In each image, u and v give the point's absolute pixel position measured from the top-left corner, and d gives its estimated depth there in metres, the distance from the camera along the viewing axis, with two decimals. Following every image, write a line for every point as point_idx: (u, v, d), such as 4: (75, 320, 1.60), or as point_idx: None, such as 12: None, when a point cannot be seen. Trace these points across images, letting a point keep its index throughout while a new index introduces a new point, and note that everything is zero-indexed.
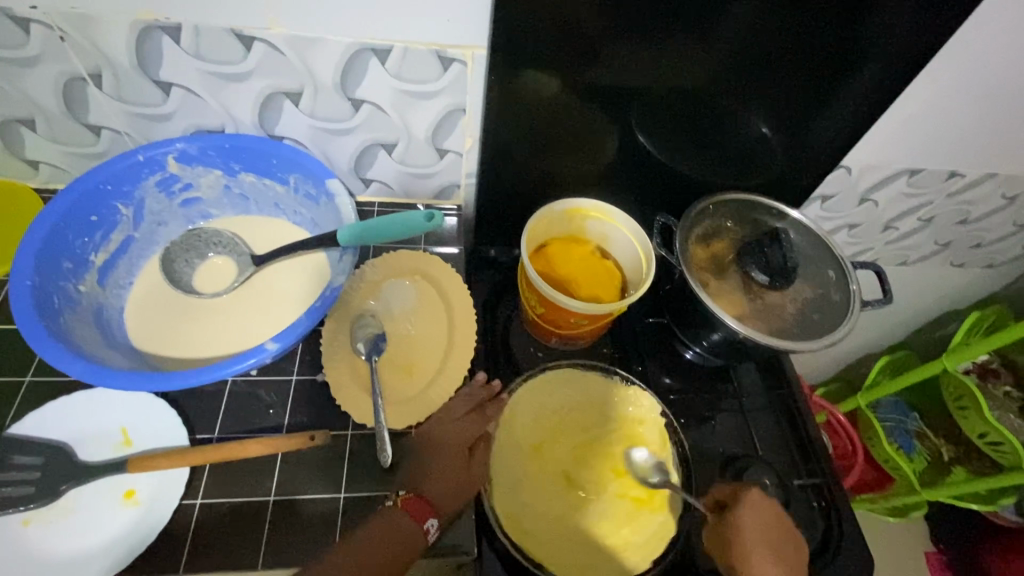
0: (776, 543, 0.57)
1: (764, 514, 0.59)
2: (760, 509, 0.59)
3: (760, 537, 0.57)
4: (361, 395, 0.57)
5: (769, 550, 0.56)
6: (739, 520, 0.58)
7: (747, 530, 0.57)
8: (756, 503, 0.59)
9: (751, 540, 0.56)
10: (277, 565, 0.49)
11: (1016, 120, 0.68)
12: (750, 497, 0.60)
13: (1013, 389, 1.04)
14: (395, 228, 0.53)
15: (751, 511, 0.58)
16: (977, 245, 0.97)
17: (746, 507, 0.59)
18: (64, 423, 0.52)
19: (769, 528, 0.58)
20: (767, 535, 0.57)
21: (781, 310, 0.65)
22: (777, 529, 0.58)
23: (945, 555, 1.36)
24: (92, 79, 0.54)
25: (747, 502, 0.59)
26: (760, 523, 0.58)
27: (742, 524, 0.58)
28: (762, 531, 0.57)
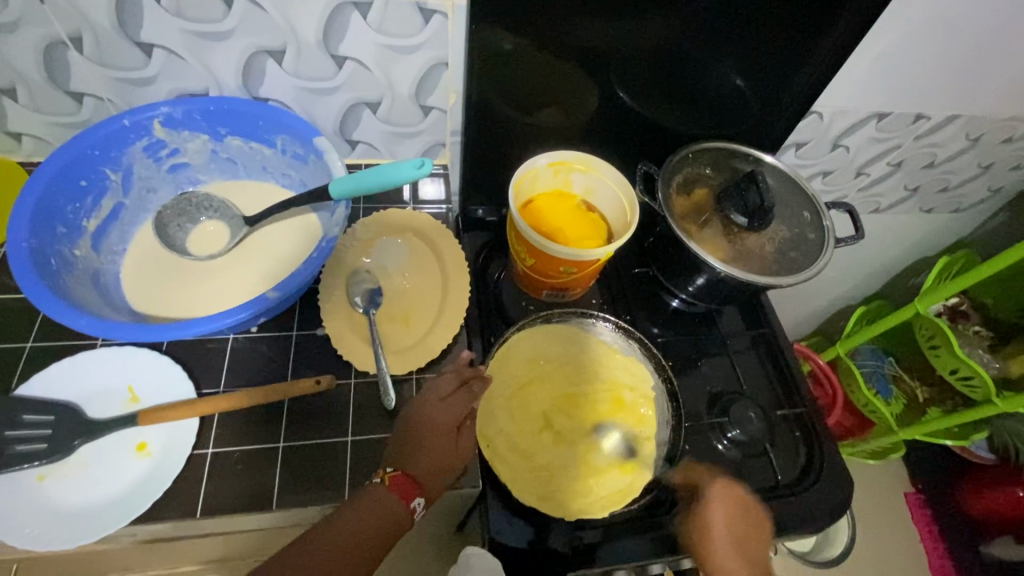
0: (743, 537, 0.58)
1: (730, 505, 0.59)
2: (726, 502, 0.59)
3: (728, 535, 0.57)
4: (361, 346, 0.58)
5: (735, 546, 0.57)
6: (707, 516, 0.58)
7: (715, 528, 0.57)
8: (721, 498, 0.59)
9: (719, 539, 0.57)
10: (291, 504, 0.51)
11: (979, 60, 0.71)
12: (716, 491, 0.60)
13: (982, 329, 1.09)
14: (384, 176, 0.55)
15: (719, 502, 0.59)
16: (944, 189, 1.01)
17: (714, 501, 0.59)
18: (71, 383, 0.53)
19: (735, 518, 0.59)
20: (735, 529, 0.58)
21: (760, 250, 0.68)
22: (742, 520, 0.59)
23: (923, 494, 1.41)
24: (73, 43, 0.54)
25: (714, 498, 0.59)
26: (728, 517, 0.58)
27: (711, 519, 0.58)
28: (731, 527, 0.58)
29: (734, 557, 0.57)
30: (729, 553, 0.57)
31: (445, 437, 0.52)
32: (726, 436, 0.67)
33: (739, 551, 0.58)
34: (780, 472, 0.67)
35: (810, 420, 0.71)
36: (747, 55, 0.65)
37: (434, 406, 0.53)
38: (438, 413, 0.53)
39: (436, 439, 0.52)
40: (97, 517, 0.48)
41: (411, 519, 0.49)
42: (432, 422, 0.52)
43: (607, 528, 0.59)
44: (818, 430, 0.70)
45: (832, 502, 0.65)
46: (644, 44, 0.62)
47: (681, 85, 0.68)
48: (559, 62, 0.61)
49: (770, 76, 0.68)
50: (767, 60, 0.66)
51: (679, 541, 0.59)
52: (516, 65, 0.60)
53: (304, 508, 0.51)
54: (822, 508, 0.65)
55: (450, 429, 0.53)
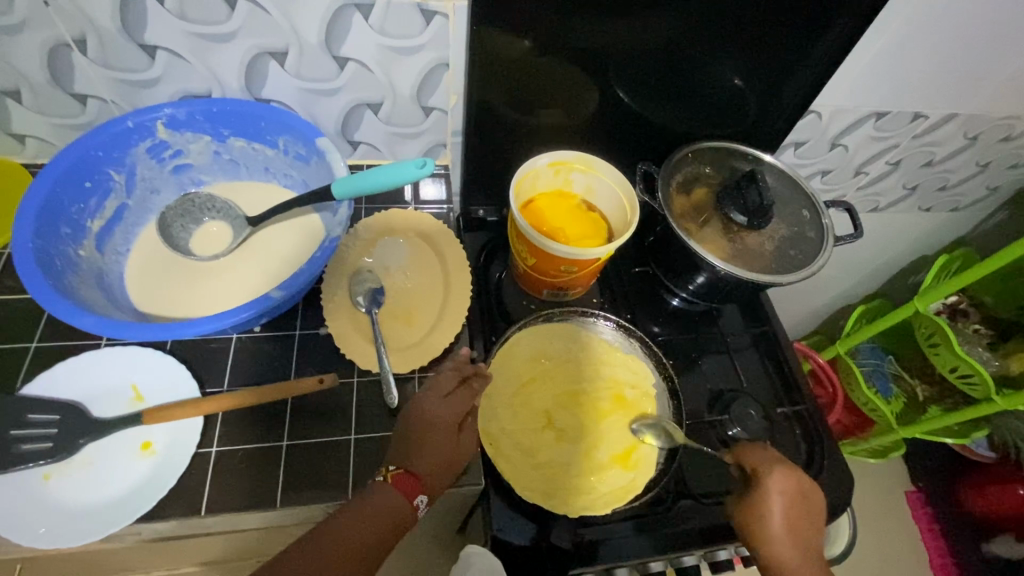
0: (799, 525, 0.56)
1: (789, 493, 0.56)
2: (784, 491, 0.56)
3: (783, 524, 0.55)
4: (363, 345, 0.59)
5: (791, 533, 0.55)
6: (765, 504, 0.56)
7: (769, 516, 0.55)
8: (782, 487, 0.56)
9: (773, 527, 0.55)
10: (295, 502, 0.51)
11: (975, 60, 0.71)
12: (775, 480, 0.56)
13: (981, 327, 1.10)
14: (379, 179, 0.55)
15: (775, 495, 0.56)
16: (942, 187, 1.01)
17: (771, 491, 0.56)
18: (75, 383, 0.53)
19: (794, 505, 0.56)
20: (790, 517, 0.56)
21: (760, 249, 0.68)
22: (799, 508, 0.57)
23: (924, 493, 1.41)
24: (77, 45, 0.55)
25: (772, 487, 0.56)
26: (785, 506, 0.56)
27: (766, 508, 0.56)
28: (786, 515, 0.56)
29: (790, 545, 0.55)
30: (786, 542, 0.55)
31: (447, 434, 0.53)
32: (727, 433, 0.68)
33: (796, 538, 0.56)
34: None
35: (810, 417, 0.71)
36: (746, 55, 0.65)
37: (436, 404, 0.53)
38: (439, 412, 0.53)
39: (438, 437, 0.52)
40: (103, 516, 0.48)
41: (415, 516, 0.49)
42: (434, 420, 0.53)
43: (609, 526, 0.59)
44: (818, 426, 0.70)
45: (830, 498, 0.66)
46: (643, 45, 0.62)
47: (680, 85, 0.68)
48: (560, 63, 0.61)
49: (768, 76, 0.68)
50: (765, 60, 0.66)
51: (678, 539, 0.60)
52: (516, 66, 0.60)
53: (308, 506, 0.52)
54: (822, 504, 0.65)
55: (452, 427, 0.53)
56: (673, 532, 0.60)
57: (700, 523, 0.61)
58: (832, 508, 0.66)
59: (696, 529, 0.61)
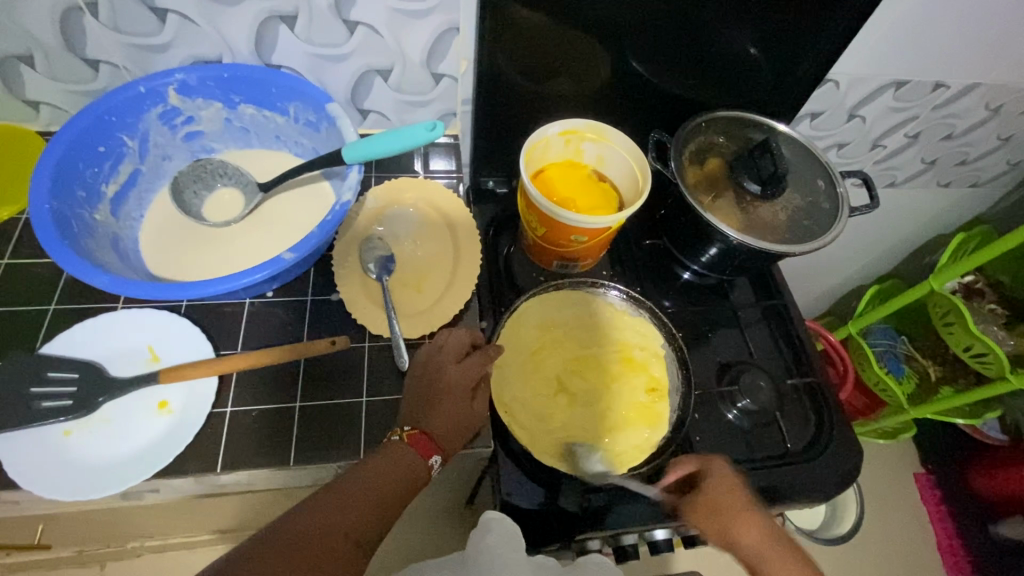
0: (756, 509, 0.57)
1: (730, 480, 0.58)
2: (727, 478, 0.58)
3: (741, 510, 0.56)
4: (375, 311, 0.59)
5: (754, 519, 0.56)
6: (714, 496, 0.57)
7: (727, 502, 0.56)
8: (723, 475, 0.58)
9: (732, 513, 0.56)
10: (308, 460, 0.52)
11: (1000, 26, 0.69)
12: (717, 470, 0.58)
13: (998, 306, 1.07)
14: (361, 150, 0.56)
15: (722, 483, 0.57)
16: (962, 162, 0.99)
17: (717, 481, 0.57)
18: (94, 344, 0.55)
19: (742, 495, 0.57)
20: (747, 504, 0.57)
21: (773, 219, 0.67)
22: (748, 493, 0.58)
23: (933, 475, 1.41)
24: (88, 9, 0.55)
25: (715, 478, 0.57)
26: (734, 492, 0.57)
27: (717, 498, 0.57)
28: (740, 504, 0.56)
29: (754, 529, 0.56)
30: (749, 526, 0.56)
31: (462, 399, 0.53)
32: (736, 405, 0.67)
33: (759, 524, 0.56)
34: (790, 440, 0.68)
35: (820, 390, 0.71)
36: (762, 20, 0.64)
37: (452, 368, 0.53)
38: (455, 376, 0.53)
39: (453, 401, 0.52)
40: (123, 470, 0.50)
41: (430, 474, 0.50)
42: (448, 383, 0.53)
43: (617, 492, 0.59)
44: (828, 398, 0.70)
45: (838, 472, 0.66)
46: (657, 11, 0.61)
47: (695, 51, 0.67)
48: (570, 29, 0.60)
49: (784, 44, 0.67)
50: (783, 26, 0.65)
51: (686, 506, 0.60)
52: (527, 31, 0.59)
53: (320, 465, 0.52)
54: (832, 475, 0.65)
55: (467, 392, 0.53)
56: (680, 501, 0.60)
57: None
58: (843, 481, 0.65)
59: None
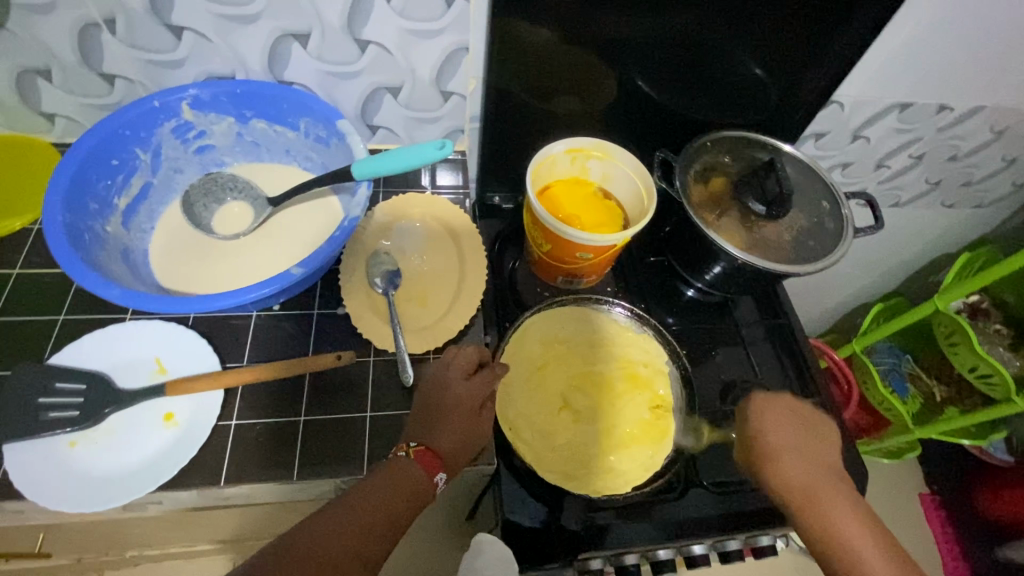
0: (805, 445, 0.59)
1: (777, 412, 0.61)
2: (778, 412, 0.61)
3: (785, 438, 0.59)
4: (381, 325, 0.60)
5: (799, 450, 0.58)
6: (760, 424, 0.60)
7: (768, 430, 0.59)
8: (771, 405, 0.61)
9: (777, 441, 0.58)
10: (311, 475, 0.52)
11: (1003, 52, 0.70)
12: (764, 401, 0.62)
13: (1003, 327, 1.07)
14: (367, 168, 0.56)
15: (771, 412, 0.61)
16: (966, 183, 0.99)
17: (763, 410, 0.61)
18: (103, 355, 0.55)
19: (789, 427, 0.60)
20: (792, 436, 0.59)
21: (778, 239, 0.67)
22: (800, 428, 0.60)
23: (938, 495, 1.40)
24: (106, 25, 0.56)
25: (761, 408, 0.61)
26: (780, 423, 0.60)
27: (765, 425, 0.60)
28: (784, 432, 0.59)
29: (795, 459, 0.57)
30: (791, 455, 0.57)
31: (469, 417, 0.53)
32: None
33: (804, 457, 0.58)
34: None
35: (824, 410, 0.71)
36: (767, 43, 0.65)
37: (458, 386, 0.54)
38: (462, 393, 0.53)
39: (460, 418, 0.52)
40: (128, 482, 0.50)
41: (435, 491, 0.50)
42: (454, 402, 0.53)
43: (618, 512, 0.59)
44: (831, 419, 0.70)
45: None
46: (663, 33, 0.62)
47: (700, 72, 0.68)
48: (577, 49, 0.61)
49: (789, 66, 0.68)
50: (788, 48, 0.65)
51: (686, 526, 0.60)
52: (535, 51, 0.60)
53: (322, 481, 0.52)
54: None
55: (473, 410, 0.53)
56: (679, 519, 0.61)
57: (703, 513, 0.62)
58: None
59: (705, 516, 0.61)
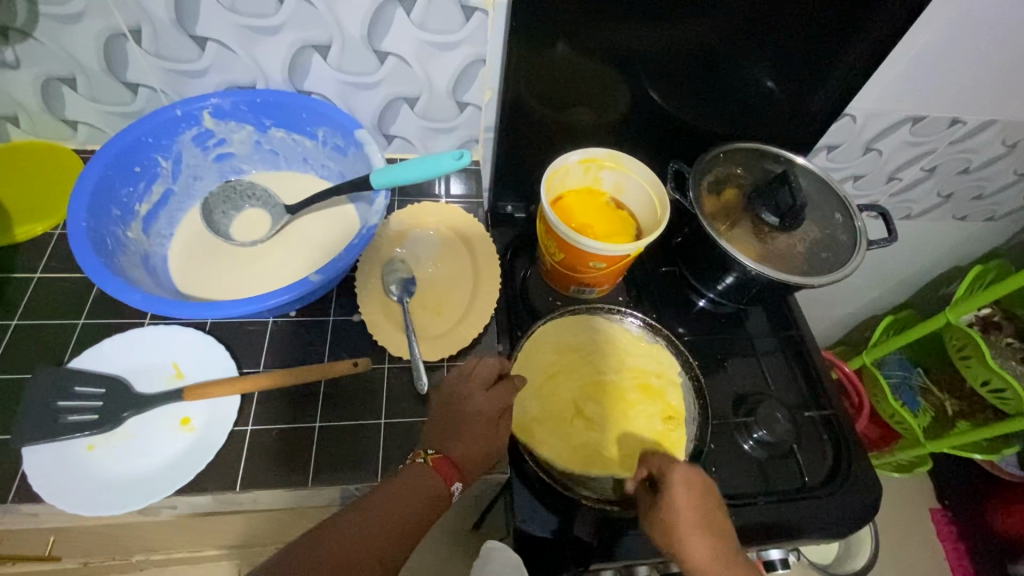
0: (711, 524, 0.53)
1: (693, 490, 0.54)
2: (689, 488, 0.54)
3: (696, 521, 0.52)
4: (395, 333, 0.60)
5: (705, 533, 0.52)
6: (671, 503, 0.53)
7: (680, 513, 0.52)
8: (682, 483, 0.54)
9: (683, 524, 0.52)
10: (326, 481, 0.53)
11: (1016, 66, 0.70)
12: (677, 478, 0.54)
13: (1015, 341, 1.06)
14: (397, 174, 0.57)
15: (680, 491, 0.53)
16: (978, 196, 0.99)
17: (676, 489, 0.53)
18: (121, 359, 0.56)
19: (700, 505, 0.53)
20: (703, 516, 0.53)
21: (791, 250, 0.68)
22: (706, 504, 0.54)
23: (949, 511, 1.38)
24: (132, 35, 0.57)
25: (674, 485, 0.54)
26: (694, 504, 0.53)
27: (673, 507, 0.53)
28: (695, 515, 0.53)
29: (704, 544, 0.52)
30: (700, 541, 0.52)
31: (486, 427, 0.53)
32: (752, 436, 0.67)
33: (712, 539, 0.52)
34: (807, 473, 0.67)
35: (837, 422, 0.71)
36: (781, 57, 0.65)
37: (477, 397, 0.54)
38: (480, 405, 0.53)
39: (476, 427, 0.53)
40: (144, 486, 0.50)
41: (451, 500, 0.50)
42: (473, 412, 0.53)
43: (630, 522, 0.59)
44: (844, 431, 0.70)
45: (857, 506, 0.64)
46: (678, 45, 0.62)
47: (714, 85, 0.68)
48: (592, 60, 0.62)
49: (802, 79, 0.68)
50: (801, 61, 0.66)
51: None
52: (551, 63, 0.61)
53: (337, 487, 0.53)
54: (849, 512, 0.64)
55: (490, 421, 0.54)
56: None
57: None
58: (860, 518, 0.64)
59: None
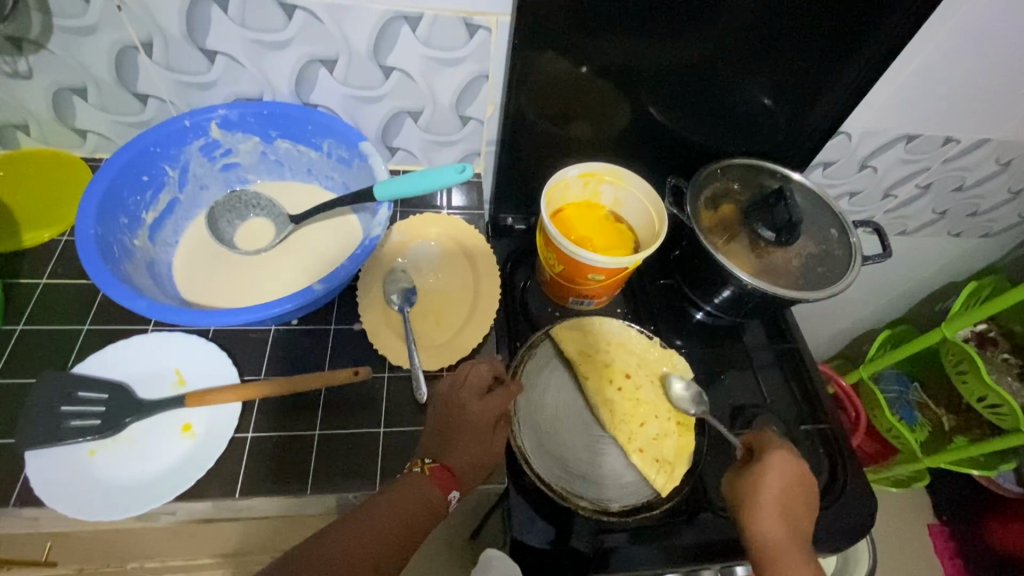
0: (794, 509, 0.56)
1: (788, 475, 0.56)
2: (785, 472, 0.57)
3: (779, 502, 0.55)
4: (396, 342, 0.61)
5: (784, 516, 0.55)
6: (761, 479, 0.56)
7: (768, 492, 0.55)
8: (780, 465, 0.57)
9: (768, 502, 0.55)
10: (324, 489, 0.53)
11: (1007, 86, 0.72)
12: (775, 460, 0.57)
13: (1011, 356, 1.06)
14: (393, 187, 0.58)
15: (776, 470, 0.56)
16: (973, 213, 1.01)
17: (771, 469, 0.57)
18: (125, 365, 0.56)
19: (792, 490, 0.56)
20: (787, 499, 0.56)
21: (786, 265, 0.68)
22: (797, 492, 0.56)
23: (947, 527, 1.38)
24: (143, 48, 0.58)
25: (771, 464, 0.57)
26: (785, 488, 0.56)
27: (761, 483, 0.56)
28: (782, 495, 0.55)
29: (780, 522, 0.54)
30: (776, 520, 0.54)
31: (483, 434, 0.54)
32: None
33: (790, 519, 0.55)
34: None
35: (833, 435, 0.71)
36: (777, 75, 0.67)
37: (474, 404, 0.54)
38: (477, 412, 0.54)
39: (473, 435, 0.53)
40: (144, 492, 0.50)
41: (448, 507, 0.50)
42: (469, 420, 0.53)
43: (626, 533, 0.59)
44: (840, 445, 0.70)
45: (852, 519, 0.65)
46: (676, 63, 0.64)
47: (712, 102, 0.70)
48: (592, 76, 0.63)
49: (798, 97, 0.69)
50: (797, 80, 0.67)
51: (696, 550, 0.60)
52: (553, 79, 0.62)
53: (335, 495, 0.53)
54: (844, 524, 0.65)
55: (487, 428, 0.54)
56: (690, 544, 0.60)
57: (714, 537, 0.61)
58: (855, 531, 0.64)
59: (713, 542, 0.61)
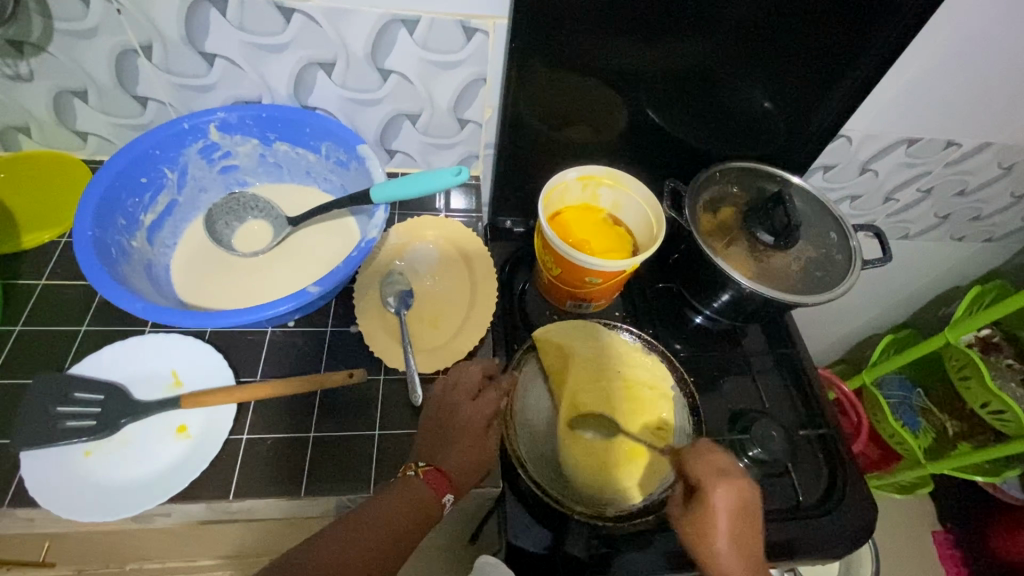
0: (749, 542, 0.53)
1: (735, 511, 0.52)
2: (732, 508, 0.52)
3: (731, 542, 0.52)
4: (392, 345, 0.61)
5: (740, 555, 0.52)
6: (711, 523, 0.52)
7: (720, 540, 0.52)
8: (727, 504, 0.52)
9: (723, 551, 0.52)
10: (318, 491, 0.53)
11: (1008, 90, 0.71)
12: (720, 499, 0.52)
13: (1016, 362, 1.05)
14: (394, 187, 0.58)
15: (723, 510, 0.52)
16: (975, 217, 1.00)
17: (719, 511, 0.52)
18: (121, 366, 0.57)
19: (740, 523, 0.53)
20: (739, 533, 0.52)
21: (786, 270, 0.68)
22: (747, 520, 0.53)
23: (952, 534, 1.36)
24: (143, 52, 0.59)
25: (717, 506, 0.52)
26: (735, 525, 0.52)
27: (713, 527, 0.52)
28: (733, 534, 0.52)
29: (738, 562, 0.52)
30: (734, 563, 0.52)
31: (476, 436, 0.54)
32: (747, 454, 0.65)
33: (744, 553, 0.53)
34: (803, 492, 0.67)
35: (832, 441, 0.70)
36: (775, 78, 0.67)
37: (466, 406, 0.54)
38: (468, 414, 0.54)
39: (467, 438, 0.53)
40: (137, 494, 0.50)
41: (442, 511, 0.50)
42: (461, 423, 0.53)
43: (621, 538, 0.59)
44: (839, 451, 0.69)
45: (850, 525, 0.64)
46: (672, 67, 0.64)
47: (710, 105, 0.70)
48: (589, 80, 0.63)
49: (796, 100, 0.69)
50: (796, 84, 0.67)
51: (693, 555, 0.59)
52: (549, 83, 0.63)
53: (328, 497, 0.53)
54: (844, 530, 0.64)
55: (479, 430, 0.54)
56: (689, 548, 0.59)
57: None
58: (855, 537, 0.64)
59: None
